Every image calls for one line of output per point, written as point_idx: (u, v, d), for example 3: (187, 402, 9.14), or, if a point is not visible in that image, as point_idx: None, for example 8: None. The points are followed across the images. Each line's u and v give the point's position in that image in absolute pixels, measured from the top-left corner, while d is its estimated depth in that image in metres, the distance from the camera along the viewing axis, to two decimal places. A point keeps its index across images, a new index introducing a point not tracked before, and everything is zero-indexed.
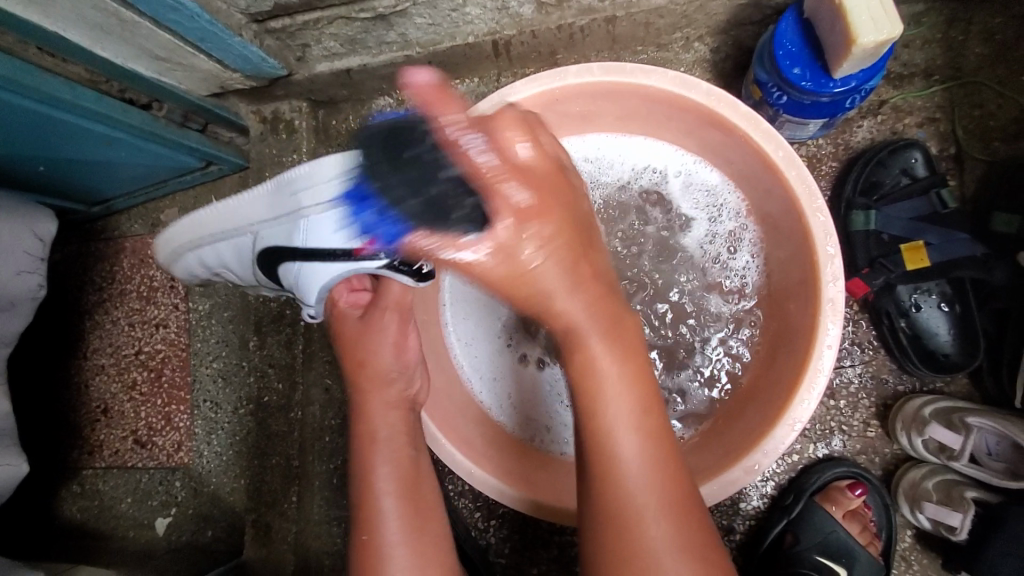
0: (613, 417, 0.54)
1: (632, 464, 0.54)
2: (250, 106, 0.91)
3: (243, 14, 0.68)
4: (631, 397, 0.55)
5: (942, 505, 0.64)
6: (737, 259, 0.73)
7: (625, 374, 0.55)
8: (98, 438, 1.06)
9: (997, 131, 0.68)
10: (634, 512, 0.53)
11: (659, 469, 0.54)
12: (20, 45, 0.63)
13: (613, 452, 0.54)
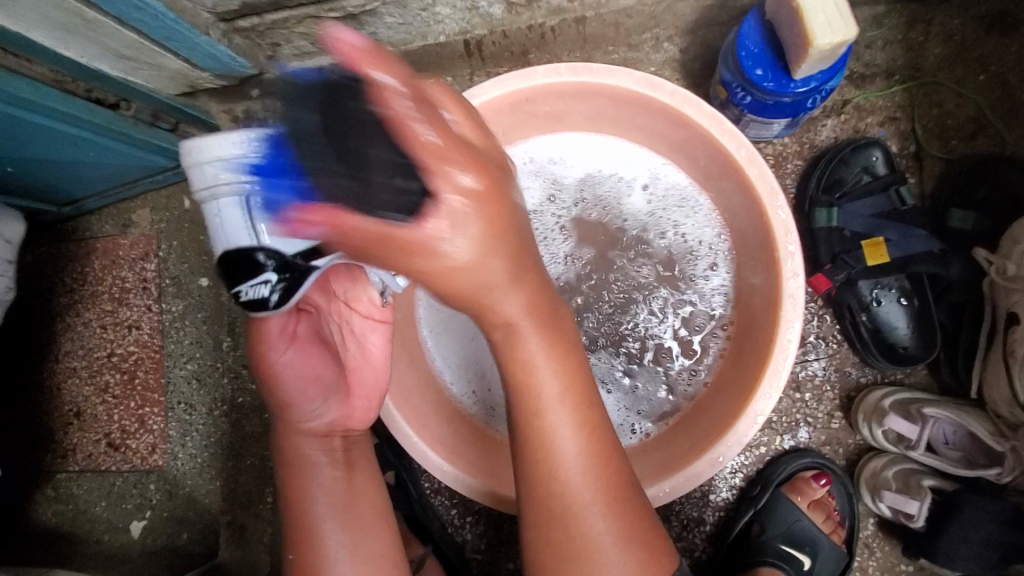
0: (574, 437, 0.55)
1: (580, 476, 0.55)
2: (222, 105, 0.90)
3: (209, 13, 0.68)
4: (592, 435, 0.56)
5: (900, 494, 0.66)
6: (705, 256, 0.74)
7: (564, 372, 0.55)
8: (72, 442, 1.05)
9: (956, 130, 0.70)
10: (572, 506, 0.55)
11: (602, 474, 0.56)
12: None
13: (555, 448, 0.55)
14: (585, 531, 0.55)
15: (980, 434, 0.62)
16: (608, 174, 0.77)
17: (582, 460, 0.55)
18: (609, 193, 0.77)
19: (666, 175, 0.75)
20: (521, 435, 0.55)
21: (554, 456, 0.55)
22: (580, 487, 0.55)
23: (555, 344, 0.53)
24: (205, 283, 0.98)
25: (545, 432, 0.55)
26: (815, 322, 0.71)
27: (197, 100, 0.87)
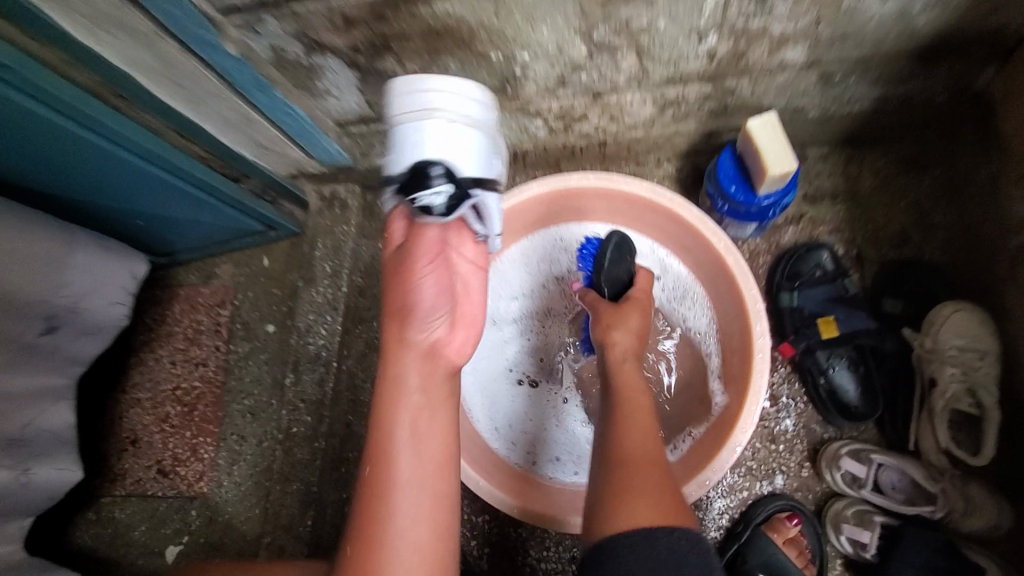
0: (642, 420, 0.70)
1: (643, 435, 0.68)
2: (313, 186, 1.13)
3: (331, 120, 0.92)
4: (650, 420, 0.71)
5: (856, 527, 0.80)
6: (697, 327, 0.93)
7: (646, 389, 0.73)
8: (123, 467, 1.15)
9: (887, 239, 0.91)
10: (625, 484, 0.63)
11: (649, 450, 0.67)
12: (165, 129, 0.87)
13: (637, 413, 0.70)
14: (632, 487, 0.63)
15: (916, 476, 0.77)
16: None
17: (645, 427, 0.70)
18: None
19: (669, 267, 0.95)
20: (622, 415, 0.70)
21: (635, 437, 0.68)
22: (634, 445, 0.67)
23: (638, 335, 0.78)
24: (271, 329, 1.15)
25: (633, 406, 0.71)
26: (786, 385, 0.87)
27: (296, 181, 1.11)
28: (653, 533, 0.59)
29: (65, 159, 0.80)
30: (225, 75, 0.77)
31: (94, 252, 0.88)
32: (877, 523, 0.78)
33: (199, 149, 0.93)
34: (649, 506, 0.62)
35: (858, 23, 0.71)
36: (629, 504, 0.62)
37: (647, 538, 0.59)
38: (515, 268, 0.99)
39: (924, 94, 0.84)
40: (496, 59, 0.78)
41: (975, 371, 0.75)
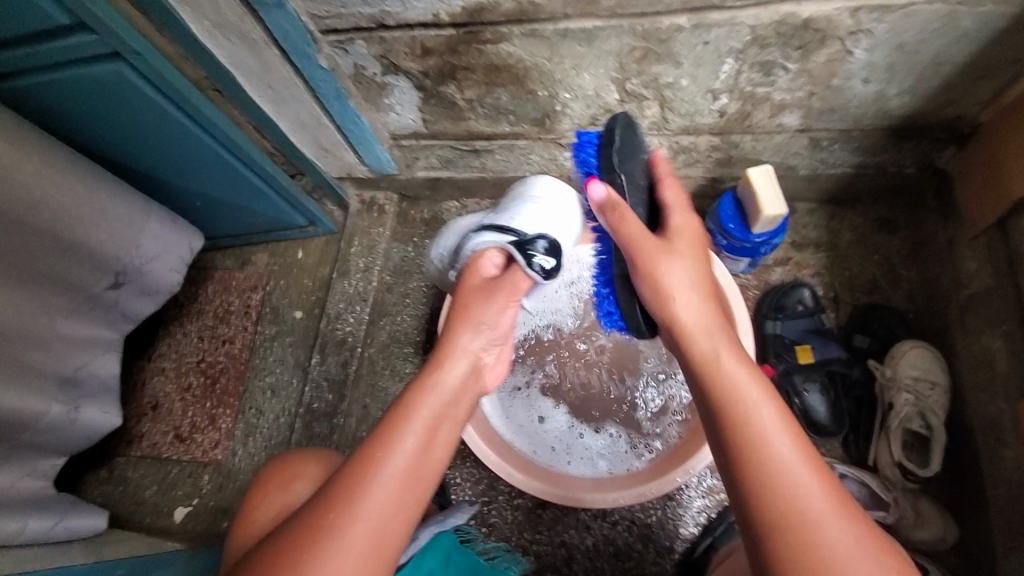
0: (776, 429, 0.54)
1: (779, 434, 0.54)
2: (356, 191, 1.25)
3: (387, 132, 1.04)
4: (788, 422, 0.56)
5: None
6: None
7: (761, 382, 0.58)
8: (141, 430, 1.22)
9: (860, 285, 1.05)
10: (804, 515, 0.50)
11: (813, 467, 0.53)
12: (245, 124, 1.03)
13: (767, 436, 0.54)
14: (812, 508, 0.50)
15: (875, 487, 0.87)
16: None
17: (782, 433, 0.54)
18: None
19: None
20: (748, 442, 0.54)
21: (771, 454, 0.53)
22: (789, 466, 0.52)
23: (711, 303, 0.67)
24: (299, 315, 1.24)
25: (751, 423, 0.55)
26: None
27: (342, 183, 1.23)
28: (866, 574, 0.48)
29: (159, 136, 0.92)
30: (311, 82, 0.89)
31: (163, 223, 1.02)
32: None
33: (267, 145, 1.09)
34: (843, 529, 0.50)
35: (844, 99, 0.86)
36: (821, 537, 0.49)
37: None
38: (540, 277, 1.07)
39: (897, 166, 1.00)
40: (542, 96, 0.91)
41: (926, 398, 0.87)
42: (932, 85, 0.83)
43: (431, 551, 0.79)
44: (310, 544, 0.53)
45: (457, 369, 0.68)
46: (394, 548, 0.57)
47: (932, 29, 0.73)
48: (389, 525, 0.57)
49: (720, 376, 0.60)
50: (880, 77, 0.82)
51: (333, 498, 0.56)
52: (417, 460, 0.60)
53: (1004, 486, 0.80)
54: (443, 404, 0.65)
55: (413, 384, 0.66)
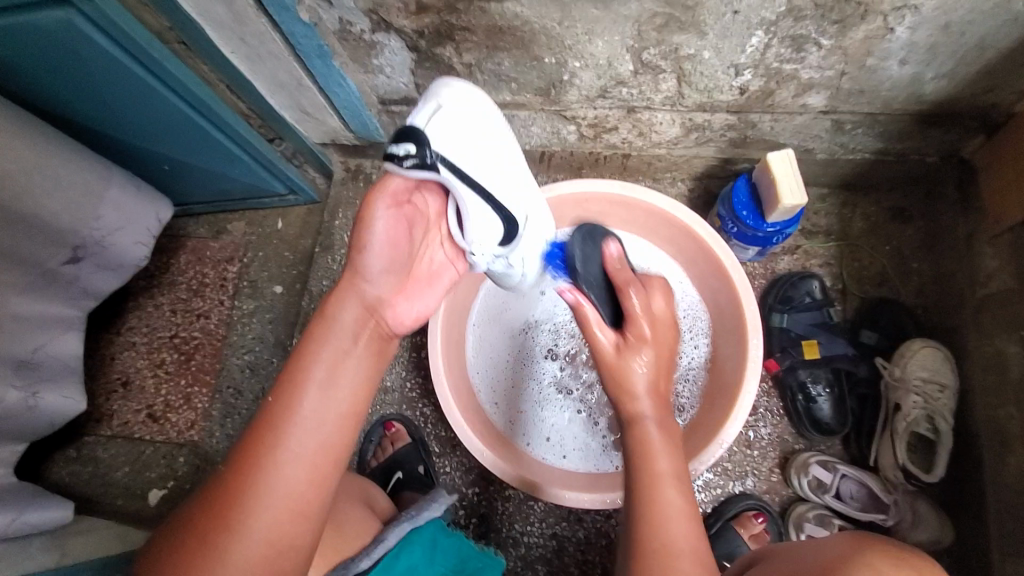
0: (670, 484, 0.61)
1: (679, 492, 0.61)
2: (340, 157, 1.16)
3: (377, 97, 0.95)
4: (683, 486, 0.62)
5: (817, 526, 0.89)
6: (694, 343, 0.96)
7: (666, 434, 0.64)
8: (110, 408, 1.15)
9: (869, 278, 1.01)
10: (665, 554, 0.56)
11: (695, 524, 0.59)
12: (216, 81, 0.93)
13: (661, 496, 0.60)
14: (687, 561, 0.56)
15: (874, 487, 0.89)
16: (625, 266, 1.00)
17: (671, 501, 0.60)
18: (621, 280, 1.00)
19: (676, 294, 0.98)
20: (650, 483, 0.61)
21: (664, 529, 0.58)
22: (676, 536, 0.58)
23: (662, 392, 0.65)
24: (279, 290, 1.16)
25: (647, 473, 0.62)
26: (765, 397, 0.97)
27: (325, 149, 1.13)
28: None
29: (120, 97, 0.83)
30: (289, 38, 0.79)
31: (126, 191, 0.93)
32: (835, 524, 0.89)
33: (241, 105, 1.00)
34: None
35: (876, 81, 0.80)
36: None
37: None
38: None
39: (919, 154, 0.94)
40: (548, 63, 0.82)
41: (934, 402, 0.87)
42: (971, 70, 0.77)
43: (405, 550, 0.72)
44: (227, 503, 0.52)
45: (355, 300, 0.60)
46: (318, 492, 0.55)
47: (984, 8, 0.66)
48: (305, 471, 0.55)
49: (642, 434, 0.63)
50: (918, 59, 0.75)
51: (239, 461, 0.54)
52: (329, 400, 0.57)
53: (1008, 494, 0.81)
54: (349, 335, 0.59)
55: (313, 329, 0.59)
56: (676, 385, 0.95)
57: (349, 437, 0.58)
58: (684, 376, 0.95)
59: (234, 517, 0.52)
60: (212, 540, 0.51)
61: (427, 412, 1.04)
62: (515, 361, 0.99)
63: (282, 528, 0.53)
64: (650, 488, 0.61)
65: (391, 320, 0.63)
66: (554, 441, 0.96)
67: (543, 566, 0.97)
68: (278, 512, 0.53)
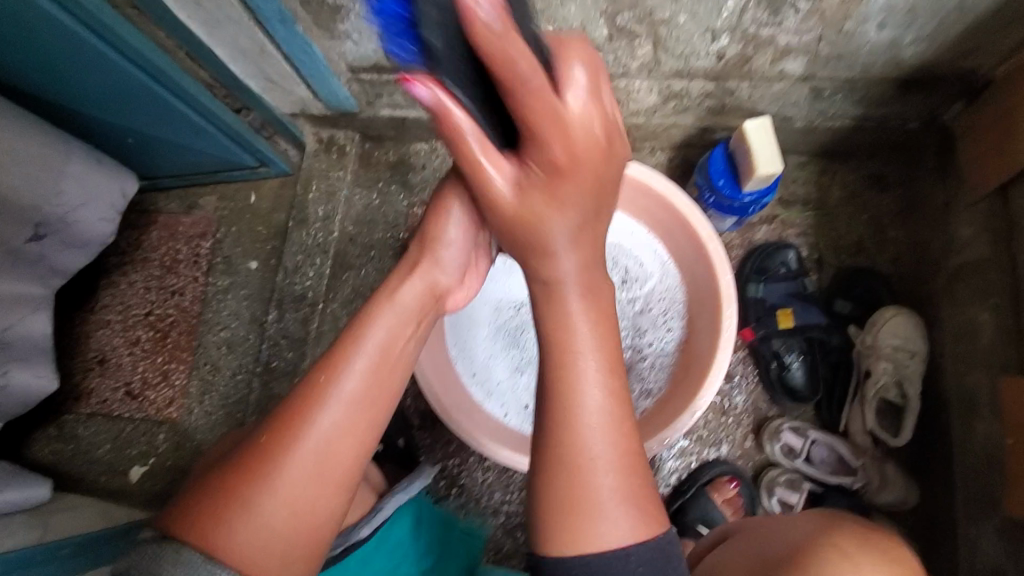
0: (597, 384, 0.54)
1: (600, 433, 0.53)
2: (312, 128, 1.13)
3: (345, 64, 0.92)
4: (615, 376, 0.55)
5: (787, 489, 0.93)
6: (668, 323, 0.96)
7: (609, 368, 0.55)
8: (88, 386, 1.14)
9: (845, 247, 1.01)
10: (583, 474, 0.52)
11: (623, 438, 0.54)
12: (175, 48, 0.89)
13: (587, 457, 0.52)
14: (603, 510, 0.52)
15: (844, 452, 0.92)
16: None
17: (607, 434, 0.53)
18: None
19: (656, 276, 0.97)
20: (565, 421, 0.53)
21: (578, 444, 0.52)
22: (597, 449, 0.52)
23: (608, 326, 0.56)
24: (254, 266, 1.14)
25: (570, 404, 0.53)
26: (740, 366, 0.98)
27: (296, 120, 1.10)
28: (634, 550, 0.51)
29: (76, 69, 0.80)
30: (248, 1, 0.75)
31: (86, 165, 0.90)
32: (804, 488, 0.92)
33: (204, 74, 0.96)
34: (634, 530, 0.51)
35: (855, 45, 0.78)
36: (597, 527, 0.51)
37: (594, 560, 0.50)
38: None
39: (897, 121, 0.93)
40: None
41: (903, 367, 0.89)
42: (949, 34, 0.75)
43: (397, 520, 0.74)
44: (265, 462, 0.52)
45: (415, 284, 0.64)
46: (352, 465, 0.55)
47: None
48: (345, 443, 0.55)
49: (557, 314, 0.56)
50: (897, 23, 0.74)
51: (283, 422, 0.54)
52: (375, 374, 0.58)
53: (971, 457, 0.84)
54: (405, 321, 0.62)
55: (365, 311, 0.61)
56: (650, 364, 0.95)
57: (385, 417, 0.58)
58: (657, 358, 0.95)
59: (270, 474, 0.52)
60: (250, 496, 0.50)
61: (407, 386, 1.04)
62: (492, 332, 0.99)
63: (316, 497, 0.53)
64: (566, 443, 0.53)
65: (449, 307, 0.69)
66: (531, 412, 0.95)
67: (524, 533, 0.99)
68: (315, 480, 0.53)
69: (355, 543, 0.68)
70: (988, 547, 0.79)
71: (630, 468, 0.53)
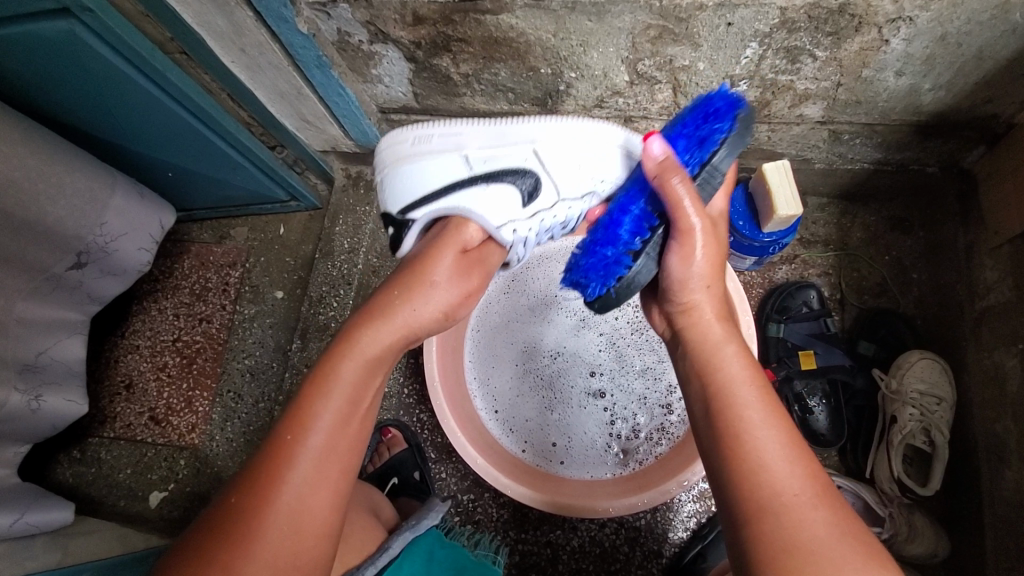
0: (766, 436, 0.52)
1: (792, 475, 0.50)
2: (341, 164, 1.17)
3: (376, 106, 0.96)
4: (796, 445, 0.52)
5: None
6: (691, 372, 0.96)
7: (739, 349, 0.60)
8: (114, 410, 1.16)
9: (868, 288, 1.00)
10: (779, 501, 0.49)
11: (807, 467, 0.51)
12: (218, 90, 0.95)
13: (769, 478, 0.50)
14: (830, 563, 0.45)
15: (870, 500, 0.88)
16: None
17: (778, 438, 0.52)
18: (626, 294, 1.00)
19: None
20: (739, 464, 0.51)
21: (767, 481, 0.50)
22: (790, 485, 0.49)
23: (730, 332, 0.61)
24: (280, 295, 1.17)
25: (749, 448, 0.52)
26: None
27: (326, 156, 1.14)
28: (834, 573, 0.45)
29: (127, 107, 0.85)
30: (289, 48, 0.80)
31: (129, 198, 0.95)
32: None
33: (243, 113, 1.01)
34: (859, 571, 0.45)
35: (873, 92, 0.80)
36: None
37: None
38: (551, 274, 1.01)
39: (918, 164, 0.94)
40: (545, 73, 0.83)
41: (931, 415, 0.87)
42: (969, 81, 0.76)
43: (407, 561, 0.71)
44: (243, 532, 0.53)
45: (393, 329, 0.62)
46: (323, 517, 0.56)
47: (981, 20, 0.66)
48: (315, 497, 0.56)
49: (717, 374, 0.58)
50: (915, 71, 0.75)
51: (255, 489, 0.54)
52: (348, 421, 0.59)
53: (1003, 509, 0.81)
54: (366, 370, 0.60)
55: (332, 358, 0.59)
56: (673, 410, 0.95)
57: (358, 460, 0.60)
58: (674, 405, 0.96)
59: (256, 540, 0.53)
60: (227, 561, 0.52)
61: (424, 418, 1.04)
62: (518, 370, 0.99)
63: (294, 552, 0.54)
64: (754, 480, 0.50)
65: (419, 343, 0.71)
66: (555, 450, 0.96)
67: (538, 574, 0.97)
68: (296, 534, 0.54)
69: None
70: None
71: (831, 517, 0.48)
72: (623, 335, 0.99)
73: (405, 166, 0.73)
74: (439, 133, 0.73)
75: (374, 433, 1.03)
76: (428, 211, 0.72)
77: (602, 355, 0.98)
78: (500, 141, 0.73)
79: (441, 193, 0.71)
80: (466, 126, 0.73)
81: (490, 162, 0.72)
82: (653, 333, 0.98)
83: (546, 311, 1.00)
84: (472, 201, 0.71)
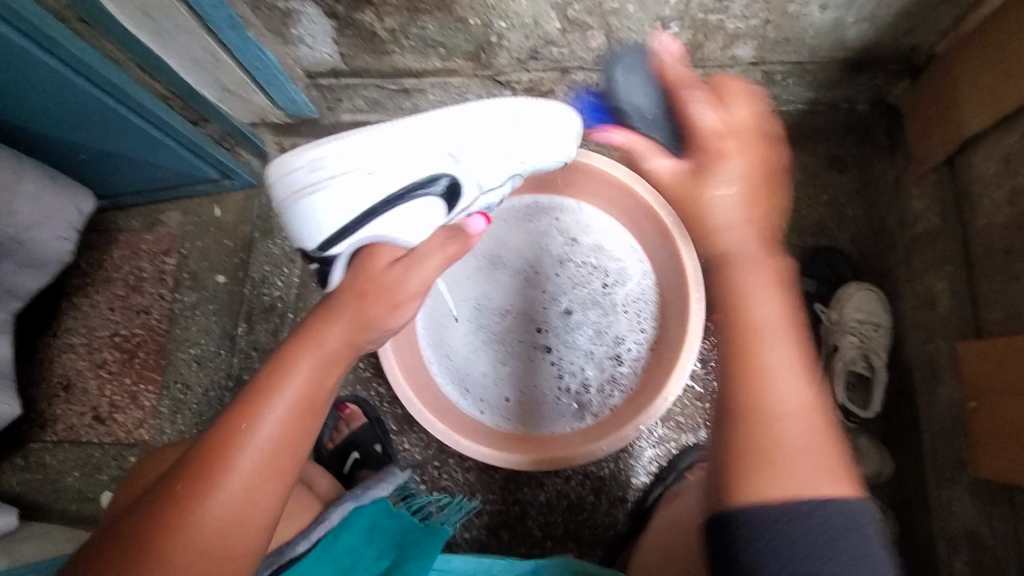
0: (788, 379, 0.49)
1: (795, 389, 0.49)
2: (274, 137, 1.12)
3: (302, 70, 0.92)
4: (807, 367, 0.51)
5: None
6: (640, 325, 0.96)
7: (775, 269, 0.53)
8: (54, 413, 1.10)
9: (808, 228, 1.03)
10: (774, 417, 0.48)
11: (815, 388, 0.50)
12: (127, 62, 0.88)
13: (774, 408, 0.49)
14: (801, 471, 0.47)
15: None
16: (580, 241, 0.99)
17: (784, 356, 0.50)
18: (571, 249, 0.99)
19: (633, 277, 0.97)
20: (752, 397, 0.49)
21: (772, 399, 0.49)
22: (794, 399, 0.49)
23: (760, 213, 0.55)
24: (221, 279, 1.12)
25: (762, 372, 0.50)
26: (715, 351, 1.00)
27: (256, 130, 1.09)
28: (821, 500, 0.46)
29: (24, 83, 0.77)
30: (197, 9, 0.75)
31: (41, 183, 0.88)
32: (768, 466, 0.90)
33: (158, 86, 0.94)
34: (832, 488, 0.46)
35: (800, 28, 0.80)
36: (785, 485, 0.46)
37: (792, 518, 0.45)
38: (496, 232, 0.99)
39: (848, 101, 0.96)
40: (473, 24, 0.80)
41: (870, 339, 0.91)
42: (890, 12, 0.78)
43: (344, 532, 0.72)
44: (172, 508, 0.51)
45: (340, 327, 0.60)
46: (259, 514, 0.54)
47: None
48: (256, 488, 0.53)
49: (739, 281, 0.53)
50: (838, 3, 0.75)
51: (194, 473, 0.52)
52: (286, 422, 0.55)
53: (940, 423, 0.86)
54: (322, 366, 0.58)
55: (282, 353, 0.57)
56: (626, 363, 0.96)
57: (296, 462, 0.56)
58: (626, 354, 0.96)
59: (178, 519, 0.50)
60: (158, 540, 0.50)
61: (383, 391, 1.03)
62: (469, 331, 0.98)
63: (224, 543, 0.52)
64: (754, 392, 0.49)
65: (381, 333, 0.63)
66: (505, 410, 0.95)
67: (508, 532, 0.98)
68: (225, 517, 0.52)
69: (288, 561, 0.68)
70: (962, 510, 0.81)
71: (814, 426, 0.48)
72: (566, 291, 0.98)
73: (304, 196, 0.64)
74: (341, 151, 0.63)
75: (331, 410, 1.01)
76: (355, 237, 0.67)
77: (553, 316, 0.98)
78: (402, 152, 0.64)
79: (348, 224, 0.66)
80: (358, 137, 0.63)
81: (393, 176, 0.65)
82: (597, 290, 0.98)
83: (491, 271, 0.99)
84: (384, 226, 0.67)
